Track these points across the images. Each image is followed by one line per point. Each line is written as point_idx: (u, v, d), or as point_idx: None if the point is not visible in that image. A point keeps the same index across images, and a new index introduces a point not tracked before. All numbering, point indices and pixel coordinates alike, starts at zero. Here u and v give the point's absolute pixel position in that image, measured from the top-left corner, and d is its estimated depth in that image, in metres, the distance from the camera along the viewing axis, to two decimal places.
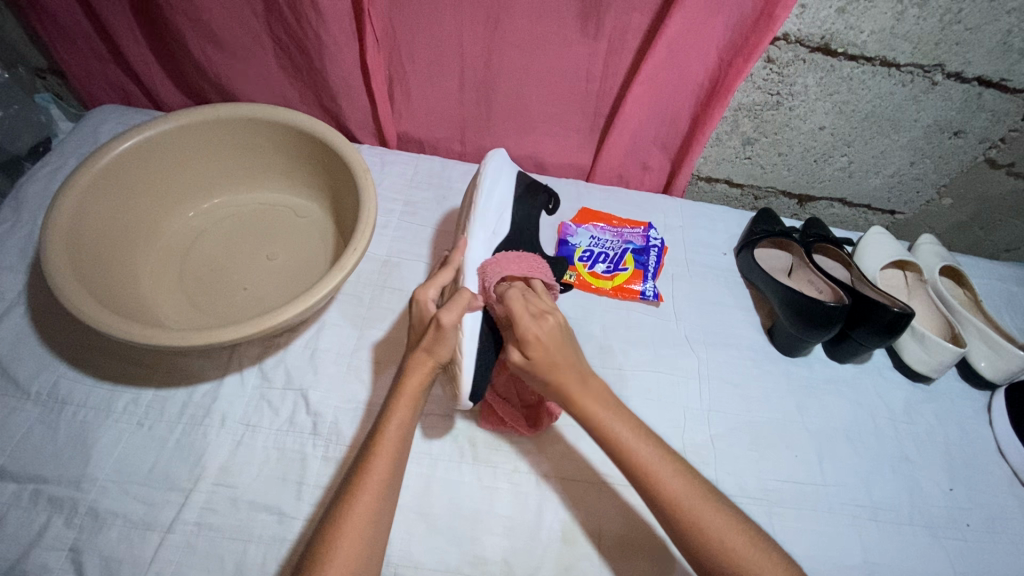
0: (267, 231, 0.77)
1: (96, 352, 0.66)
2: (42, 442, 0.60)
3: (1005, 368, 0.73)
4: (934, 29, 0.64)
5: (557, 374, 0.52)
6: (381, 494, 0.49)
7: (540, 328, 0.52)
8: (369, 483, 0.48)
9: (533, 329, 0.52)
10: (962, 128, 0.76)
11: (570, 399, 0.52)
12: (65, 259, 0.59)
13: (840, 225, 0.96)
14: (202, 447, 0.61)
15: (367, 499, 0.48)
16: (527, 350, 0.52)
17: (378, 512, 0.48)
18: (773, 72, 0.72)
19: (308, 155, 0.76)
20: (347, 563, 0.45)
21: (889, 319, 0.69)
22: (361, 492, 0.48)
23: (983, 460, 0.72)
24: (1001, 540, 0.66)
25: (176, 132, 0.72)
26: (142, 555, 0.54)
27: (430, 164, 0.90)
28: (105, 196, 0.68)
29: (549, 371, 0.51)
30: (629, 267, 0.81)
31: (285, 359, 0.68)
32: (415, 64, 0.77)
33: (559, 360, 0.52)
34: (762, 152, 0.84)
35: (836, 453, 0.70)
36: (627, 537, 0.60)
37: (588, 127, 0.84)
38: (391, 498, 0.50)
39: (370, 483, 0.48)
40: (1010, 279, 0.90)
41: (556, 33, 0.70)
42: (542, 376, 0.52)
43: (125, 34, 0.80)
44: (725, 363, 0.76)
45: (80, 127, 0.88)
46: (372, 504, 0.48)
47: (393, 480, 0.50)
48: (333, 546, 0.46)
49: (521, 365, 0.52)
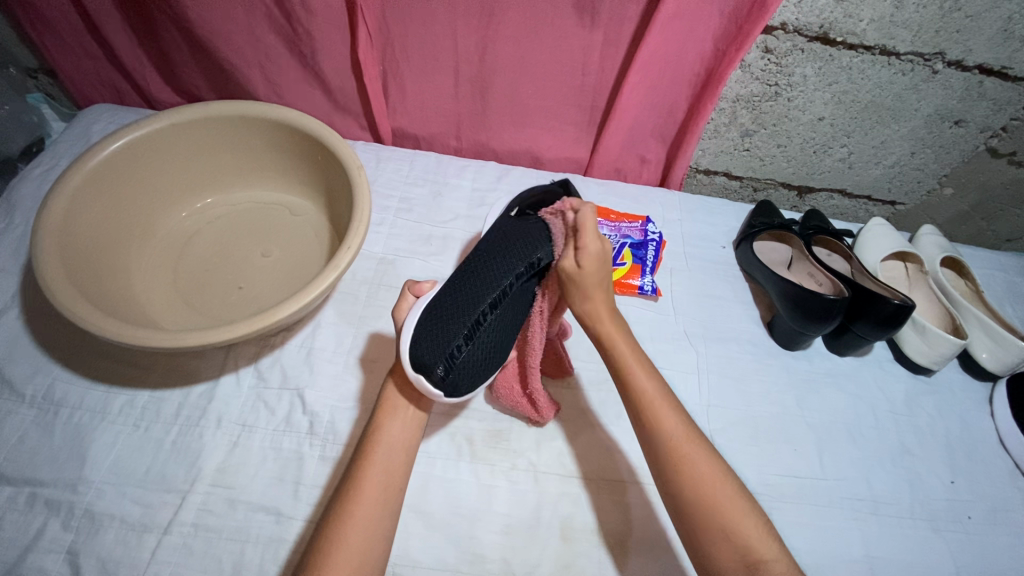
0: (261, 228, 0.76)
1: (90, 354, 0.66)
2: (38, 445, 0.59)
3: (1007, 360, 0.73)
4: (934, 17, 0.63)
5: (590, 291, 0.54)
6: (377, 506, 0.51)
7: (599, 253, 0.53)
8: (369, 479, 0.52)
9: (592, 245, 0.53)
10: (963, 117, 0.75)
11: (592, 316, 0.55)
12: (56, 261, 0.58)
13: (840, 216, 0.96)
14: (198, 448, 0.61)
15: (372, 504, 0.51)
16: (580, 259, 0.53)
17: (374, 530, 0.50)
18: (771, 62, 0.71)
19: (302, 152, 0.76)
20: (350, 560, 0.47)
21: (889, 312, 0.68)
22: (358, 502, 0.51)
23: (984, 452, 0.71)
24: (1001, 532, 0.65)
25: (166, 131, 0.71)
26: (139, 557, 0.54)
27: (425, 160, 0.90)
28: (96, 197, 0.67)
29: (589, 285, 0.54)
30: (628, 261, 0.80)
31: (280, 359, 0.67)
32: (409, 59, 0.77)
33: (604, 280, 0.54)
34: (761, 144, 0.83)
35: (836, 447, 0.69)
36: (626, 534, 0.60)
37: (584, 120, 0.83)
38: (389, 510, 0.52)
39: (370, 484, 0.52)
40: (1012, 269, 0.90)
41: (551, 26, 0.69)
42: (580, 287, 0.54)
43: (115, 31, 0.79)
44: (725, 358, 0.75)
45: (72, 127, 0.87)
46: (374, 497, 0.51)
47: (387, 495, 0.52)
48: (337, 546, 0.48)
49: (568, 271, 0.54)
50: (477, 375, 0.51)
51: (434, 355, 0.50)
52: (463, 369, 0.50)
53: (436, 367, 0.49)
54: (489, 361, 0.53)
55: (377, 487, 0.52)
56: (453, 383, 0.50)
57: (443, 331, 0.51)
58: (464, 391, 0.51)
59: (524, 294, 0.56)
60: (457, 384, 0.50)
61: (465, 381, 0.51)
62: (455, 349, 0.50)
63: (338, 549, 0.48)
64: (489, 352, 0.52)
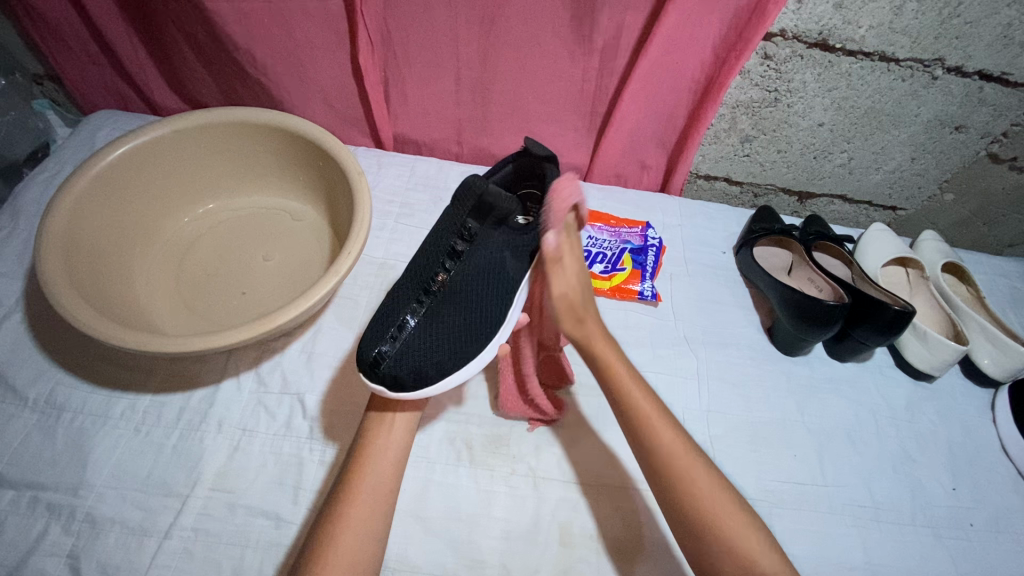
0: (265, 232, 0.77)
1: (93, 358, 0.66)
2: (41, 448, 0.60)
3: (1008, 366, 0.72)
4: (932, 24, 0.63)
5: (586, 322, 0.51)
6: (370, 516, 0.52)
7: (576, 276, 0.50)
8: (364, 482, 0.53)
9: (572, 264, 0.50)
10: (963, 123, 0.75)
11: (591, 343, 0.52)
12: (60, 265, 0.59)
13: (841, 221, 0.96)
14: (198, 452, 0.61)
15: (364, 512, 0.52)
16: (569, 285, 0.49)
17: (367, 539, 0.51)
18: (770, 68, 0.71)
19: (304, 157, 0.76)
20: (343, 562, 0.48)
21: (889, 318, 0.68)
22: (352, 507, 0.52)
23: (987, 459, 0.71)
24: (1005, 540, 0.65)
25: (170, 138, 0.72)
26: (139, 561, 0.54)
27: (427, 166, 0.90)
28: (100, 203, 0.68)
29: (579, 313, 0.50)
30: (627, 267, 0.81)
31: (281, 363, 0.68)
32: (411, 65, 0.77)
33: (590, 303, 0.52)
34: (761, 149, 0.83)
35: (836, 453, 0.69)
36: (626, 540, 0.60)
37: (585, 126, 0.83)
38: (381, 519, 0.52)
39: (362, 488, 0.53)
40: (1013, 275, 0.90)
41: (550, 35, 0.70)
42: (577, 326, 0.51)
43: (120, 38, 0.80)
44: (724, 363, 0.75)
45: (77, 133, 0.88)
46: (366, 510, 0.52)
47: (379, 503, 0.53)
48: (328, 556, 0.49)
49: (558, 298, 0.49)
50: (420, 368, 0.53)
51: (366, 351, 0.52)
52: (400, 361, 0.53)
53: (370, 369, 0.52)
54: (439, 348, 0.54)
55: (369, 492, 0.53)
56: (395, 378, 0.52)
57: (379, 326, 0.53)
58: (410, 386, 0.53)
59: (477, 273, 0.55)
60: (398, 380, 0.52)
61: (410, 376, 0.53)
62: (386, 346, 0.53)
63: (333, 550, 0.49)
64: (430, 346, 0.54)
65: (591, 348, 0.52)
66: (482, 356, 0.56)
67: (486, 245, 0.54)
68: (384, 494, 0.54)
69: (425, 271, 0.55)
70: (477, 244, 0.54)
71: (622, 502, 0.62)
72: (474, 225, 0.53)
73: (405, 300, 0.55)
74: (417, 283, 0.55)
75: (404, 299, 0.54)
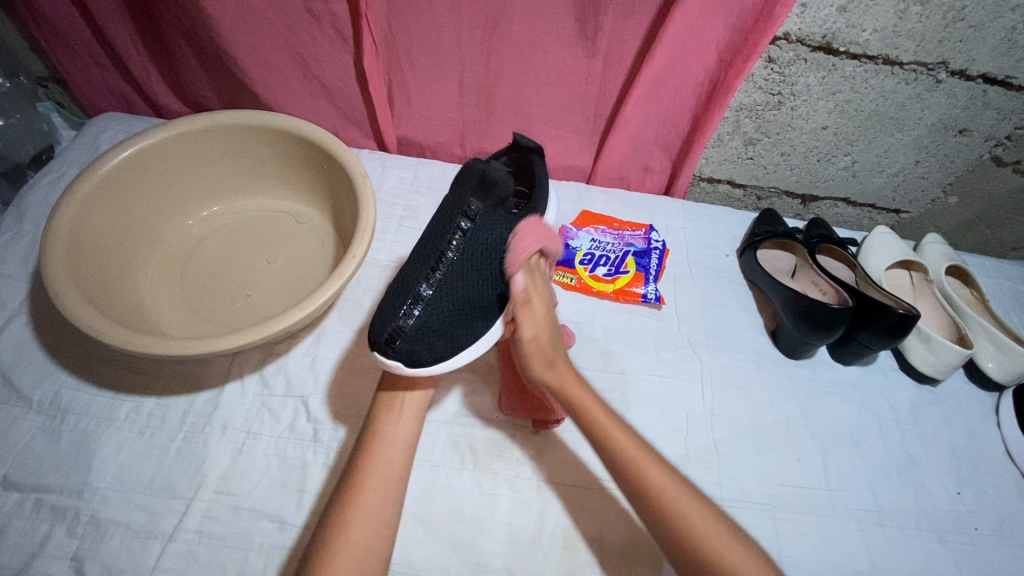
0: (269, 235, 0.77)
1: (97, 361, 0.66)
2: (45, 451, 0.60)
3: (1012, 370, 0.72)
4: (937, 27, 0.63)
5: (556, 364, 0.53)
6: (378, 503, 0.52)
7: (543, 317, 0.55)
8: (374, 466, 0.54)
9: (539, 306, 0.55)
10: (967, 126, 0.75)
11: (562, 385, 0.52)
12: (65, 266, 0.59)
13: (844, 224, 0.96)
14: (202, 454, 0.61)
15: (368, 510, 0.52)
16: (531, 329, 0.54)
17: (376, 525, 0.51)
18: (774, 72, 0.71)
19: (308, 160, 0.76)
20: (351, 550, 0.49)
21: (894, 321, 0.68)
22: (361, 490, 0.52)
23: (991, 462, 0.71)
24: (1009, 544, 0.65)
25: (175, 140, 0.72)
26: (143, 564, 0.54)
27: (431, 168, 0.90)
28: (105, 204, 0.68)
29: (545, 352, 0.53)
30: (630, 270, 0.81)
31: (285, 366, 0.68)
32: (415, 68, 0.77)
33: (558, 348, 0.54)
34: (764, 152, 0.83)
35: (840, 456, 0.69)
36: (629, 543, 0.59)
37: (588, 129, 0.83)
38: (391, 504, 0.53)
39: (372, 471, 0.54)
40: (1017, 278, 0.89)
41: (553, 38, 0.70)
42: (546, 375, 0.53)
43: (124, 41, 0.80)
44: (728, 366, 0.75)
45: (81, 135, 0.88)
46: (377, 493, 0.52)
47: (389, 484, 0.53)
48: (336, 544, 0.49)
49: (527, 344, 0.53)
50: (434, 344, 0.54)
51: (380, 327, 0.53)
52: (415, 338, 0.54)
53: (386, 345, 0.52)
54: (451, 322, 0.55)
55: (378, 477, 0.53)
56: (409, 353, 0.53)
57: (393, 302, 0.54)
58: (424, 360, 0.54)
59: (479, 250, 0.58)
60: (413, 356, 0.53)
61: (425, 350, 0.54)
62: (403, 321, 0.54)
63: (337, 543, 0.49)
64: (440, 322, 0.55)
65: (563, 386, 0.52)
66: (493, 332, 0.58)
67: (489, 222, 0.58)
68: (394, 479, 0.54)
69: (433, 246, 0.57)
70: (479, 223, 0.58)
71: (626, 505, 0.61)
72: (477, 205, 0.59)
73: (417, 274, 0.56)
74: (427, 260, 0.57)
75: (415, 275, 0.56)
